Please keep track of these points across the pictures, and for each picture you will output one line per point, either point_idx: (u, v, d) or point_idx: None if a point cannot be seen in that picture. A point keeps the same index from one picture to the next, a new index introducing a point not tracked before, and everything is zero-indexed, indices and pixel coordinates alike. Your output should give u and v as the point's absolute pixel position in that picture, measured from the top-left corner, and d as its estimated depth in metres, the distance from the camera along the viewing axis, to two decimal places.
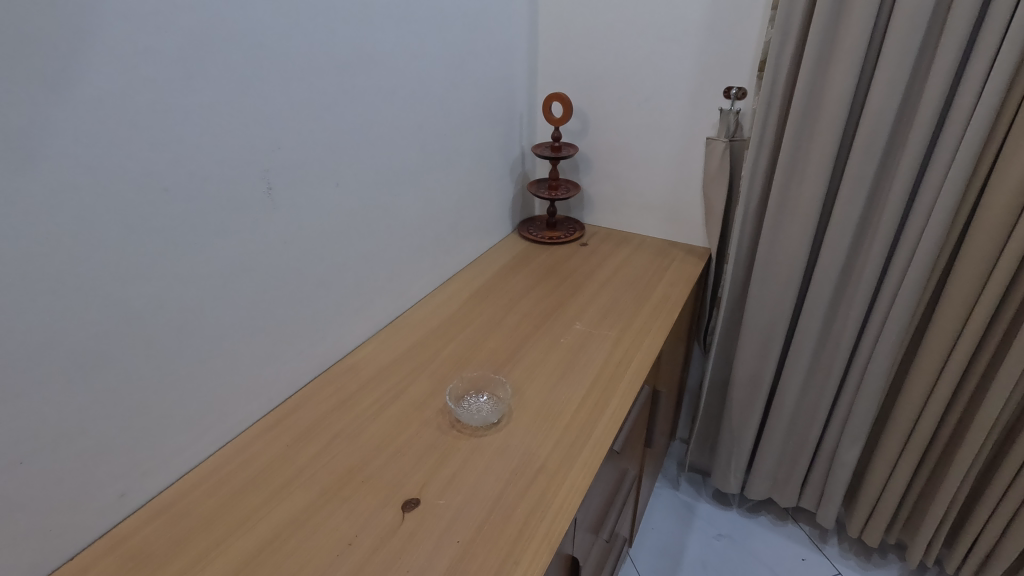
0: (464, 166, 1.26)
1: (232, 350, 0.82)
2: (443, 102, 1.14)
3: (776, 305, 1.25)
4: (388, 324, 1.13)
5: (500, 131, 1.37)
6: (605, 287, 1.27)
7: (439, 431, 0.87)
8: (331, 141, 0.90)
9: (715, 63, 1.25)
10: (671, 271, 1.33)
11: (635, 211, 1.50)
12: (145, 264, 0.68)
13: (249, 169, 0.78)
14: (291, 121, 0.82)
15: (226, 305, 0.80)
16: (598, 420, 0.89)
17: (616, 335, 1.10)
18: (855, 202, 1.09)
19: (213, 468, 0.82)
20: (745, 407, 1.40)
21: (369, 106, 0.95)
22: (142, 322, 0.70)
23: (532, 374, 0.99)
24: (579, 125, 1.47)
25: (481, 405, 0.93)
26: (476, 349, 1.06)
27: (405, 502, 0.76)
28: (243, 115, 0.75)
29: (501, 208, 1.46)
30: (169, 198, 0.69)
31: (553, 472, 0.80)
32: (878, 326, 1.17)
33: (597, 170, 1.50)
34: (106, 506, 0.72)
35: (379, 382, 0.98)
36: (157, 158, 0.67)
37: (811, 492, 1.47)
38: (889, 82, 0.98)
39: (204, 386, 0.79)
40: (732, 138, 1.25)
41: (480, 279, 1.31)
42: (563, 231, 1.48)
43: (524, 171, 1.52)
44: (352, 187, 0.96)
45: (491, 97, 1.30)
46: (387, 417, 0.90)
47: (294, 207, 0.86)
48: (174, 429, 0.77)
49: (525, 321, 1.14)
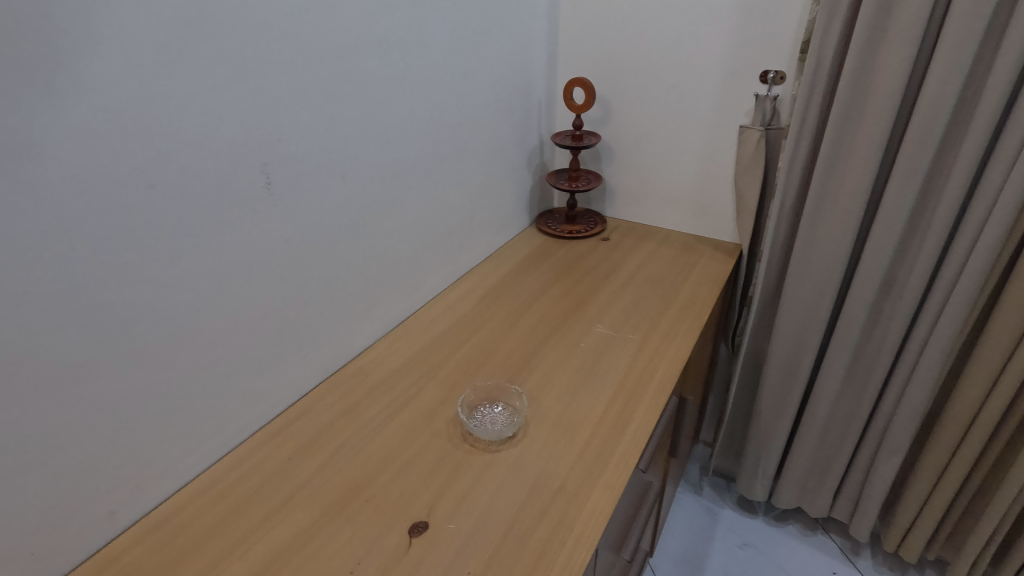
0: (479, 159, 1.19)
1: (229, 358, 0.77)
2: (457, 87, 1.07)
3: (812, 306, 1.17)
4: (398, 325, 1.07)
5: (517, 118, 1.29)
6: (628, 286, 1.19)
7: (450, 444, 0.82)
8: (335, 132, 0.83)
9: (751, 44, 1.15)
10: (698, 269, 1.25)
11: (659, 204, 1.41)
12: (132, 265, 0.63)
13: (245, 163, 0.72)
14: (290, 107, 0.76)
15: (224, 306, 0.74)
16: (622, 434, 0.82)
17: (640, 337, 1.03)
18: (906, 196, 0.99)
19: (211, 480, 0.77)
20: (776, 412, 1.33)
21: (376, 92, 0.88)
22: (129, 328, 0.65)
23: (549, 382, 0.92)
24: (600, 113, 1.38)
25: (495, 416, 0.87)
26: (490, 353, 0.99)
27: (413, 525, 0.70)
28: (239, 101, 0.69)
29: (518, 200, 1.39)
30: (159, 193, 0.64)
31: (573, 493, 0.74)
32: (926, 330, 1.08)
33: (619, 160, 1.41)
34: (95, 524, 0.67)
35: (388, 388, 0.92)
36: (145, 151, 0.61)
37: (844, 503, 1.39)
38: (951, 63, 0.89)
39: (199, 395, 0.74)
40: (769, 126, 1.16)
41: (495, 275, 1.24)
42: (583, 225, 1.41)
43: (543, 161, 1.44)
44: (358, 182, 0.90)
45: (507, 81, 1.22)
46: (394, 428, 0.84)
47: (296, 204, 0.80)
48: (168, 441, 0.72)
49: (542, 323, 1.07)
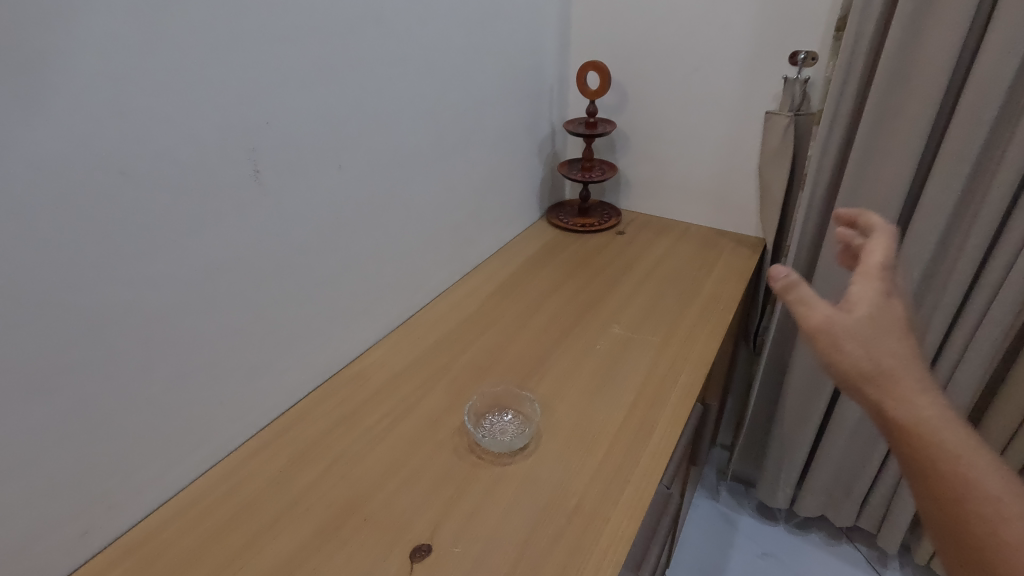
0: (487, 148, 1.12)
1: (215, 363, 0.70)
2: (462, 70, 1.00)
3: (843, 304, 1.10)
4: (400, 325, 1.01)
5: (527, 104, 1.21)
6: (646, 283, 1.12)
7: (456, 456, 0.75)
8: (330, 117, 0.76)
9: (780, 23, 1.07)
10: (720, 265, 1.18)
11: (677, 196, 1.33)
12: (101, 263, 0.57)
13: (230, 150, 0.65)
14: (280, 88, 0.69)
15: (210, 307, 0.68)
16: (643, 447, 0.76)
17: (660, 339, 0.96)
18: (953, 186, 0.92)
19: (196, 495, 0.71)
20: (801, 416, 1.25)
21: (375, 73, 0.82)
22: (100, 333, 0.58)
23: (563, 388, 0.86)
24: (615, 99, 1.30)
25: (504, 426, 0.80)
26: (499, 355, 0.93)
27: (415, 548, 0.64)
28: (222, 80, 0.62)
29: (528, 192, 1.32)
30: (131, 182, 0.57)
31: (592, 513, 0.67)
32: (969, 329, 1.02)
33: (634, 149, 1.33)
34: (66, 546, 0.61)
35: (388, 393, 0.85)
36: (113, 136, 0.55)
37: (872, 512, 1.32)
38: (1008, 40, 0.81)
39: (182, 404, 0.68)
40: (798, 112, 1.08)
41: (504, 272, 1.17)
42: (596, 218, 1.34)
43: (554, 151, 1.37)
44: (356, 171, 0.83)
45: (516, 65, 1.15)
46: (395, 437, 0.78)
47: (288, 195, 0.74)
48: (148, 454, 0.66)
49: (554, 323, 1.00)
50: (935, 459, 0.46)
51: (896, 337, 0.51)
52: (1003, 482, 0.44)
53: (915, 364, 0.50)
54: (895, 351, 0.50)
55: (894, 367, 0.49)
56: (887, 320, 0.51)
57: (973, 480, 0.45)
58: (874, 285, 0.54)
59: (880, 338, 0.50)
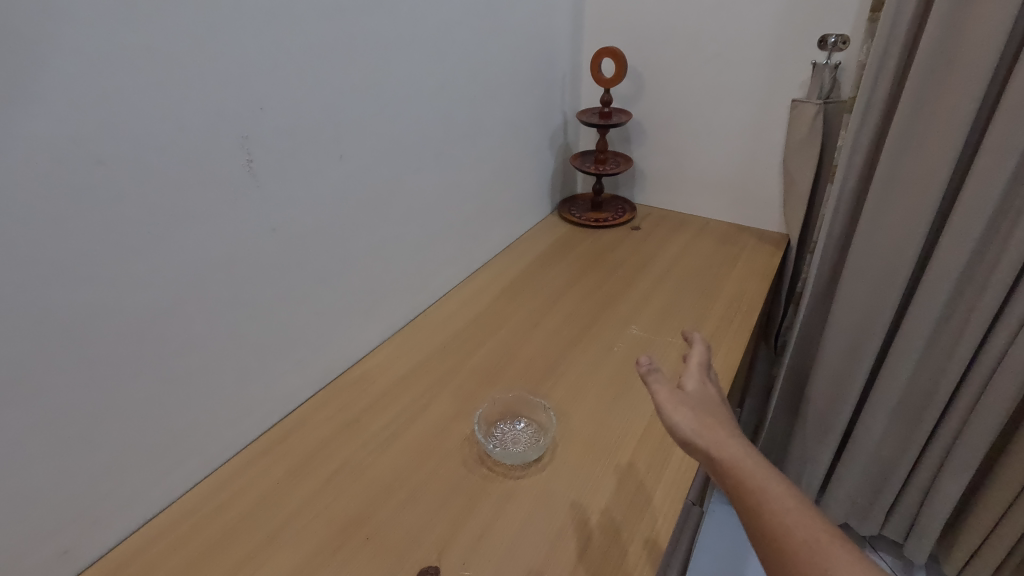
0: (496, 139, 1.07)
1: (207, 368, 0.65)
2: (471, 56, 0.94)
3: (873, 304, 1.04)
4: (406, 325, 0.96)
5: (538, 93, 1.16)
6: (664, 281, 1.06)
7: (465, 468, 0.70)
8: (331, 104, 0.71)
9: (809, 5, 1.00)
10: (742, 262, 1.12)
11: (696, 190, 1.27)
12: (77, 261, 0.52)
13: (222, 138, 0.60)
14: (276, 71, 0.64)
15: (201, 307, 0.63)
16: (667, 460, 0.70)
17: (681, 342, 0.90)
18: (998, 176, 0.86)
19: (188, 508, 0.67)
20: (824, 421, 1.19)
21: (379, 57, 0.76)
22: (78, 337, 0.53)
23: (579, 394, 0.80)
24: (630, 88, 1.24)
25: (517, 435, 0.75)
26: (511, 358, 0.87)
27: (421, 570, 0.59)
28: (210, 61, 0.57)
29: (539, 186, 1.26)
30: (110, 172, 0.52)
31: (613, 532, 0.62)
32: (1010, 333, 0.94)
33: (650, 141, 1.27)
34: (45, 565, 0.57)
35: (394, 398, 0.80)
36: (87, 120, 0.50)
37: (899, 521, 1.26)
38: None
39: (173, 412, 0.63)
40: (828, 99, 1.02)
41: (514, 269, 1.12)
42: (610, 213, 1.28)
43: (567, 143, 1.31)
44: (358, 163, 0.78)
45: (527, 51, 1.09)
46: (400, 446, 0.73)
47: (286, 187, 0.69)
48: (135, 466, 0.62)
49: (568, 323, 0.95)
50: (735, 482, 0.48)
51: (713, 409, 0.55)
52: (791, 496, 0.46)
53: (728, 422, 0.54)
54: (703, 413, 0.54)
55: (700, 429, 0.53)
56: (701, 391, 0.57)
57: (757, 491, 0.47)
58: (697, 385, 0.58)
59: (688, 407, 0.55)
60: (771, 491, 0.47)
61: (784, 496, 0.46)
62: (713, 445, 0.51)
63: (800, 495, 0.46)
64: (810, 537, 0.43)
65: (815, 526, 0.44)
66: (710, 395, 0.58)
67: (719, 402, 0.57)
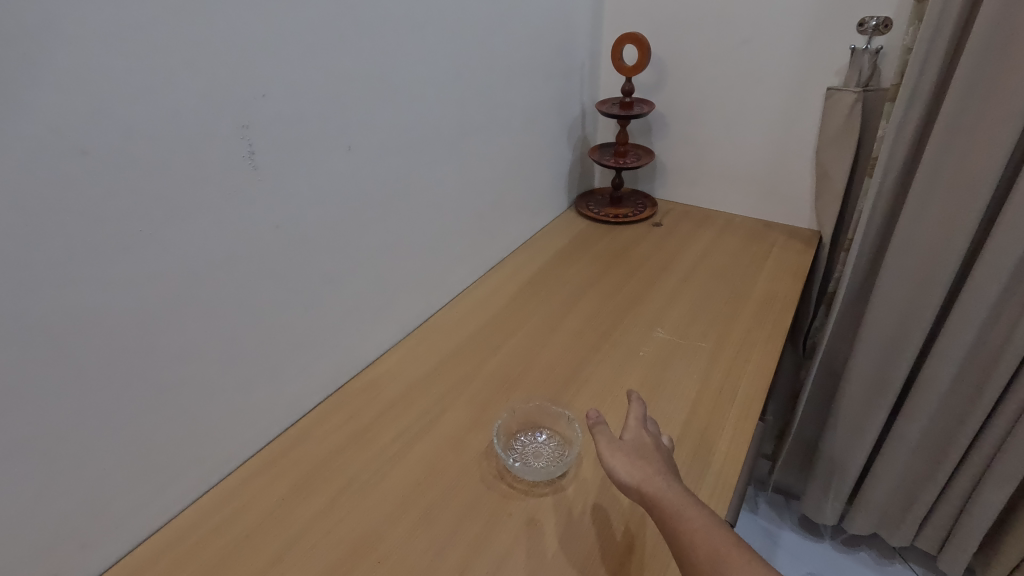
0: (513, 131, 1.01)
1: (207, 376, 0.61)
2: (487, 41, 0.88)
3: (913, 305, 0.97)
4: (418, 326, 0.91)
5: (556, 82, 1.10)
6: (690, 281, 1.00)
7: (484, 484, 0.65)
8: (339, 91, 0.66)
9: None
10: (772, 260, 1.06)
11: (720, 184, 1.21)
12: (59, 261, 0.47)
13: (221, 127, 0.55)
14: (279, 54, 0.58)
15: (199, 310, 0.58)
16: (702, 478, 0.65)
17: (711, 346, 0.85)
18: None
19: (187, 526, 0.62)
20: (856, 428, 1.14)
21: (391, 40, 0.71)
22: (62, 345, 0.48)
23: (605, 402, 0.75)
24: (652, 77, 1.18)
25: (539, 448, 0.70)
26: (530, 363, 0.82)
27: None
28: (207, 42, 0.52)
29: (555, 180, 1.20)
30: (94, 163, 0.47)
31: (647, 558, 0.57)
32: None
33: (672, 133, 1.21)
34: None
35: (406, 406, 0.76)
36: (66, 105, 0.44)
37: (933, 532, 1.20)
38: None
39: (170, 425, 0.58)
40: (867, 87, 0.95)
41: (531, 267, 1.07)
42: (629, 209, 1.23)
43: (584, 135, 1.25)
44: (368, 155, 0.73)
45: (546, 37, 1.03)
46: (414, 460, 0.68)
47: (291, 180, 0.63)
48: (128, 483, 0.57)
49: (590, 325, 0.90)
50: (658, 515, 0.53)
51: (647, 453, 0.58)
52: (702, 516, 0.52)
53: (660, 461, 0.57)
54: (638, 458, 0.57)
55: (631, 472, 0.56)
56: (637, 437, 0.59)
57: (674, 517, 0.52)
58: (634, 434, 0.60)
59: (621, 452, 0.57)
60: (686, 516, 0.52)
61: (695, 519, 0.52)
62: (641, 482, 0.55)
63: (709, 518, 0.52)
64: (712, 549, 0.49)
65: (717, 540, 0.50)
66: (645, 439, 0.60)
67: (654, 448, 0.59)
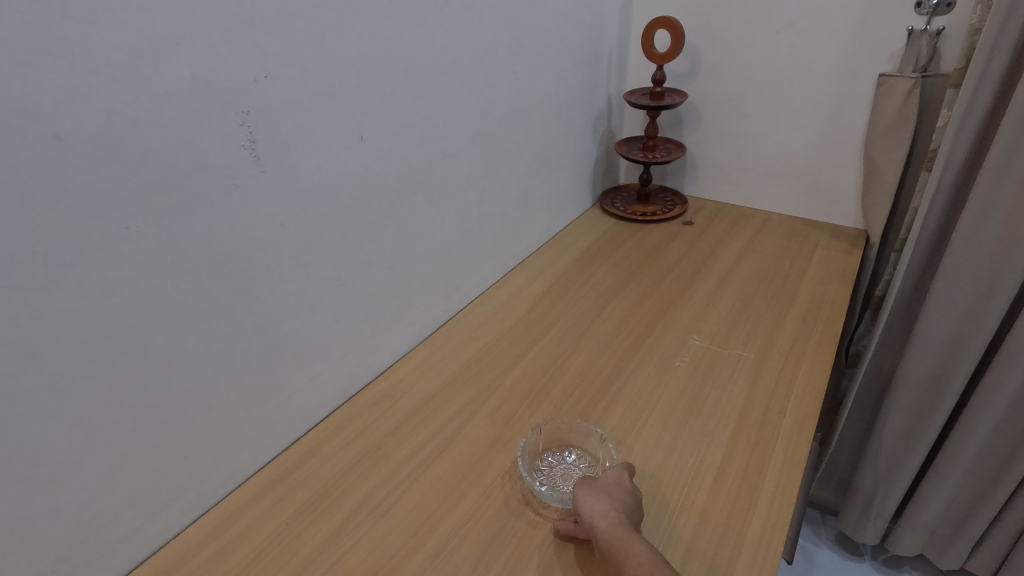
0: (537, 122, 0.95)
1: (205, 388, 0.55)
2: (511, 25, 0.82)
3: (973, 312, 0.89)
4: (435, 331, 0.85)
5: (583, 72, 1.03)
6: (727, 283, 0.93)
7: (508, 510, 0.58)
8: (352, 75, 0.60)
9: None
10: (816, 261, 0.98)
11: (757, 180, 1.14)
12: (34, 260, 0.41)
13: (221, 113, 0.49)
14: (286, 32, 0.53)
15: (195, 316, 0.52)
16: (752, 505, 0.57)
17: (754, 356, 0.78)
18: None
19: (183, 552, 0.56)
20: (905, 444, 1.05)
21: (408, 18, 0.65)
22: (36, 356, 0.43)
23: (640, 419, 0.68)
24: (685, 65, 1.11)
25: (568, 471, 0.63)
26: (557, 373, 0.76)
27: None
28: (203, 14, 0.46)
29: (580, 175, 1.14)
30: (71, 149, 0.41)
31: None
32: None
33: (705, 125, 1.14)
34: None
35: (423, 420, 0.70)
36: (41, 83, 0.39)
37: (988, 554, 1.11)
38: None
39: (164, 441, 0.53)
40: (925, 72, 0.87)
41: (554, 268, 1.00)
42: (657, 207, 1.16)
43: (611, 128, 1.19)
44: (383, 147, 0.67)
45: (573, 22, 0.96)
46: (429, 482, 0.62)
47: (299, 175, 0.58)
48: (118, 506, 0.52)
49: (620, 331, 0.83)
50: (607, 552, 0.49)
51: (615, 492, 0.54)
52: (647, 551, 0.48)
53: (626, 501, 0.53)
54: (602, 494, 0.54)
55: (590, 503, 0.53)
56: (615, 476, 0.56)
57: (619, 553, 0.48)
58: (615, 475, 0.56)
59: (589, 486, 0.55)
60: (632, 550, 0.48)
61: (643, 552, 0.48)
62: (596, 514, 0.52)
63: (655, 554, 0.47)
64: None
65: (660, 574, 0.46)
66: (622, 481, 0.56)
67: (629, 491, 0.55)
